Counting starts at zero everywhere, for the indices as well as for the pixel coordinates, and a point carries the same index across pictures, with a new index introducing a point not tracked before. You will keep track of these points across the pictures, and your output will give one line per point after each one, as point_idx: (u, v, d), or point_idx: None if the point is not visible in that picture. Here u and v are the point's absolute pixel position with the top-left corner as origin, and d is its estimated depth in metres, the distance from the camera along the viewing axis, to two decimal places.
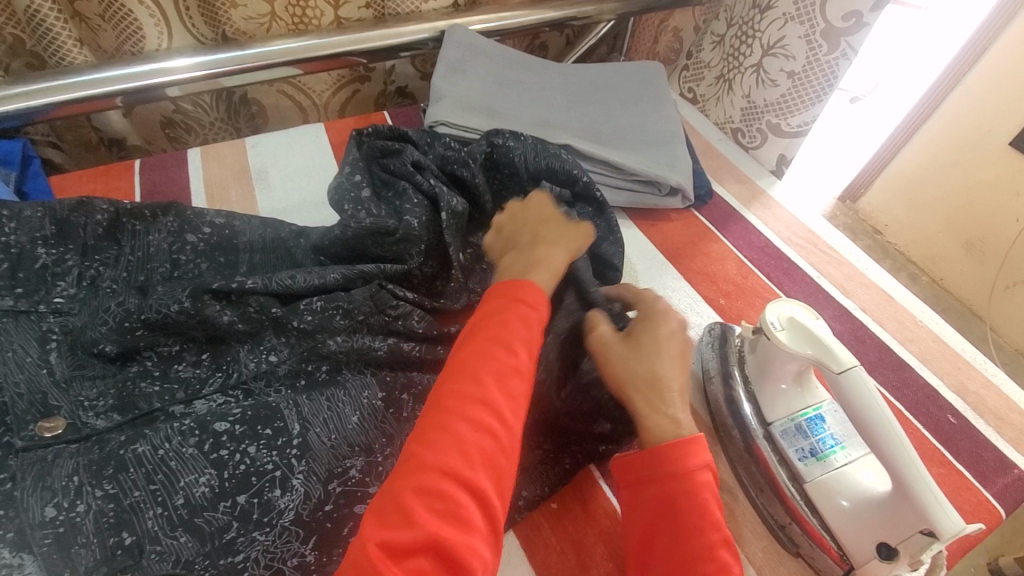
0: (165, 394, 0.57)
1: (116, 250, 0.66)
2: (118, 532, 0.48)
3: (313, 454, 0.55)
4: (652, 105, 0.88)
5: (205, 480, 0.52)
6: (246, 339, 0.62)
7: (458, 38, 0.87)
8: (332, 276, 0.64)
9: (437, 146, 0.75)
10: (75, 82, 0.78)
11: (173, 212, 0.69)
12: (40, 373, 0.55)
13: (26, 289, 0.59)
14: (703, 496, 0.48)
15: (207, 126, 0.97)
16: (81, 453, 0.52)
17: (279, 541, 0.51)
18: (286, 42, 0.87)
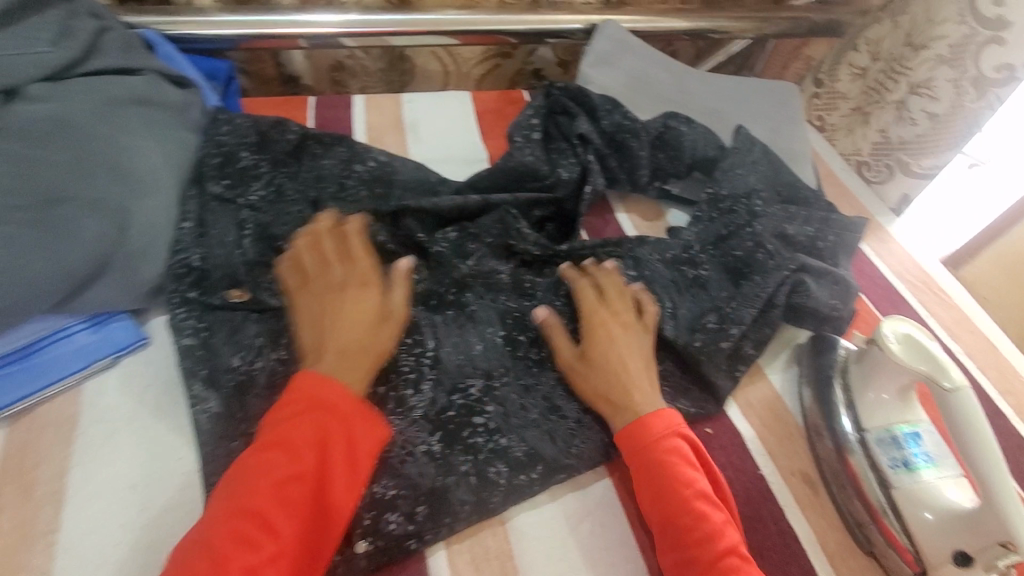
0: None
1: (297, 166, 0.75)
2: (283, 391, 0.58)
3: (444, 368, 0.61)
4: (784, 123, 0.91)
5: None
6: (394, 258, 0.70)
7: (611, 35, 0.91)
8: (473, 197, 0.72)
9: (614, 115, 0.81)
10: (279, 19, 0.90)
11: (347, 144, 0.78)
12: (236, 252, 0.65)
13: (231, 181, 0.70)
14: (672, 457, 0.54)
15: (370, 74, 1.08)
16: (260, 320, 0.62)
17: (410, 429, 0.58)
18: (455, 14, 0.96)
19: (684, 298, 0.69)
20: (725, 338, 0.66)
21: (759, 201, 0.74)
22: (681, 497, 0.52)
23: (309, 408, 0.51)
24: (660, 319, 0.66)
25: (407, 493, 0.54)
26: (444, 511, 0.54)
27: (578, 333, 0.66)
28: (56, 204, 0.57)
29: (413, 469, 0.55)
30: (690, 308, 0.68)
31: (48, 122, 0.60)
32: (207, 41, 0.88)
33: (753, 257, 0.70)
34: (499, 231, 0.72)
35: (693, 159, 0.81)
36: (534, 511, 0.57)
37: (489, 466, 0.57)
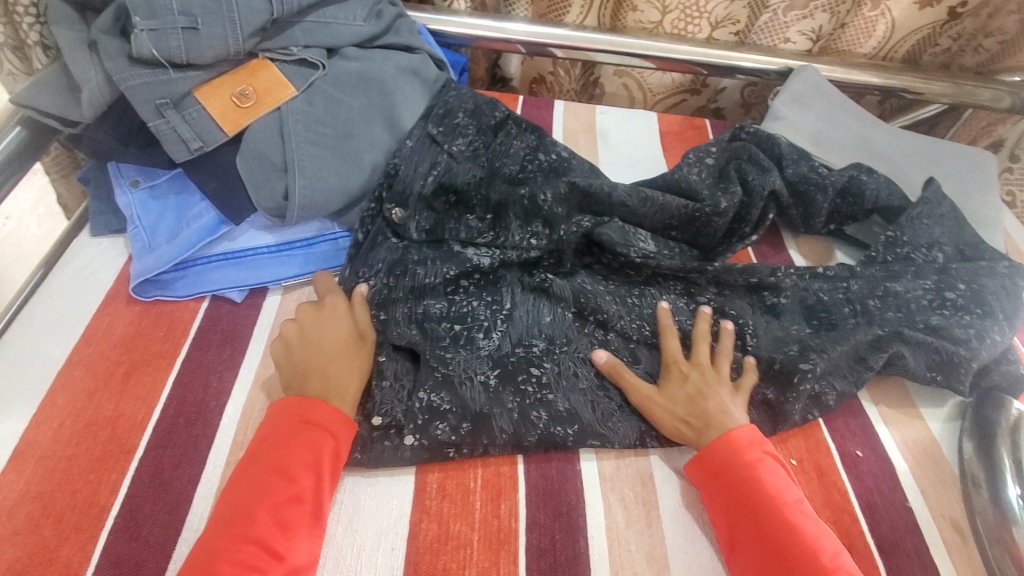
0: (456, 231, 0.76)
1: (494, 137, 0.88)
2: (378, 309, 0.68)
3: (514, 324, 0.70)
4: (976, 188, 0.90)
5: (439, 305, 0.70)
6: (518, 219, 0.77)
7: (807, 78, 0.97)
8: (620, 193, 0.78)
9: (800, 165, 0.83)
10: (509, 27, 1.06)
11: (538, 134, 0.90)
12: (416, 182, 0.77)
13: (443, 129, 0.82)
14: (761, 482, 0.57)
15: (564, 89, 1.21)
16: (389, 249, 0.73)
17: (474, 361, 0.66)
18: (661, 43, 1.06)
19: (759, 320, 0.74)
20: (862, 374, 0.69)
21: (940, 253, 0.76)
22: (786, 518, 0.54)
23: (320, 403, 0.58)
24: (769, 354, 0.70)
25: (456, 409, 0.61)
26: (484, 434, 0.61)
27: (646, 330, 0.72)
28: (349, 138, 0.76)
29: (467, 393, 0.63)
30: (789, 338, 0.73)
31: (355, 77, 0.79)
32: (451, 37, 1.06)
33: (880, 313, 0.74)
34: (621, 235, 0.78)
35: (874, 206, 0.82)
36: (674, 455, 0.65)
37: (530, 409, 0.63)
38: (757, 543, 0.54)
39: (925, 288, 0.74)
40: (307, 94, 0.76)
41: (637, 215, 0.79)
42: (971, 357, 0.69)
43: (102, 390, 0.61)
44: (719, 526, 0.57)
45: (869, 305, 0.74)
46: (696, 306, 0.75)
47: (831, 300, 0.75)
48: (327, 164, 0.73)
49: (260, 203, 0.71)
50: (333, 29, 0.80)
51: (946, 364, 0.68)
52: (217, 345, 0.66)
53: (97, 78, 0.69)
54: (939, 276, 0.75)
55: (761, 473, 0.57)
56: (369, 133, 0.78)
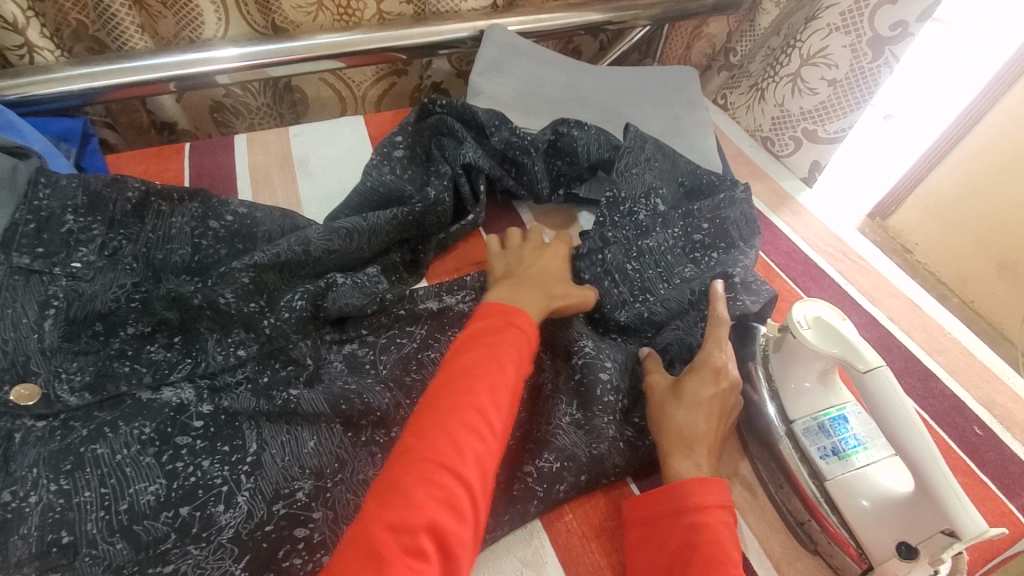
0: (133, 377, 0.57)
1: (139, 227, 0.68)
2: (57, 531, 0.47)
3: (263, 472, 0.52)
4: (683, 108, 0.89)
5: (153, 489, 0.50)
6: (217, 328, 0.60)
7: (498, 39, 0.88)
8: (315, 242, 0.63)
9: (502, 132, 0.74)
10: (134, 66, 0.82)
11: (199, 198, 0.71)
12: (31, 336, 0.55)
13: (47, 249, 0.61)
14: (714, 529, 0.49)
15: (254, 110, 1.01)
16: (42, 441, 0.52)
17: (216, 555, 0.48)
18: (331, 36, 0.90)
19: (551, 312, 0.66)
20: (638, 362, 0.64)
21: (659, 200, 0.72)
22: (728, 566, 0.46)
23: (509, 319, 0.55)
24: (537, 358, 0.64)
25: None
26: None
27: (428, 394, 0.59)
28: None
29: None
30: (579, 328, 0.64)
31: None
32: (55, 100, 0.80)
33: (641, 275, 0.67)
34: (357, 292, 0.63)
35: (591, 163, 0.75)
36: None
37: None
38: None
39: (675, 237, 0.70)
40: None
41: (347, 253, 0.65)
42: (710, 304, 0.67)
43: None
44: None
45: (629, 270, 0.67)
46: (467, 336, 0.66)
47: (594, 275, 0.68)
48: None
49: None
50: None
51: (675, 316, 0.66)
52: None
53: None
54: (685, 220, 0.71)
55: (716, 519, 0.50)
56: None
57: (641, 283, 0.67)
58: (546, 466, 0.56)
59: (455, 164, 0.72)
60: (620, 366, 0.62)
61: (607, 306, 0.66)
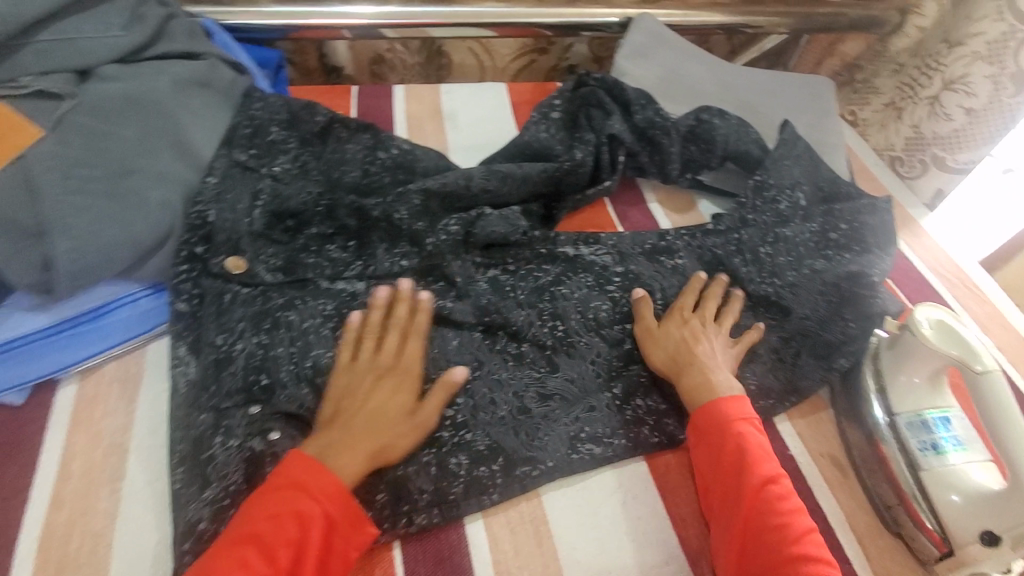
0: (318, 267, 0.67)
1: (322, 148, 0.77)
2: (258, 373, 0.59)
3: (419, 358, 0.63)
4: (816, 116, 0.91)
5: (331, 354, 0.62)
6: (386, 239, 0.70)
7: (646, 27, 0.94)
8: (477, 179, 0.72)
9: (647, 110, 0.79)
10: (325, 11, 0.93)
11: (372, 131, 0.80)
12: (243, 219, 0.67)
13: (258, 152, 0.72)
14: (737, 429, 0.58)
15: (408, 67, 1.11)
16: (246, 302, 0.63)
17: None
18: (493, 7, 0.99)
19: (671, 283, 0.73)
20: (753, 341, 0.70)
21: (802, 194, 0.77)
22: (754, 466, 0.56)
23: (308, 467, 0.51)
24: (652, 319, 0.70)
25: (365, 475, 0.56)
26: (399, 497, 0.55)
27: (559, 329, 0.68)
28: (128, 176, 0.62)
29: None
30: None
31: (119, 101, 0.64)
32: (259, 31, 0.92)
33: (772, 258, 0.74)
34: (504, 224, 0.72)
35: (726, 152, 0.80)
36: (568, 489, 0.59)
37: (449, 457, 0.58)
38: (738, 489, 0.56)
39: (811, 231, 0.75)
40: (58, 132, 0.60)
41: (501, 195, 0.74)
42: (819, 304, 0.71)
43: None
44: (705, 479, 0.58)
45: (761, 254, 0.74)
46: (607, 288, 0.72)
47: (725, 253, 0.75)
48: (103, 215, 0.59)
49: (16, 279, 0.56)
50: (77, 45, 0.65)
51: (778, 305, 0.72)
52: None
53: None
54: (824, 217, 0.76)
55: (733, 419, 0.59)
56: (152, 164, 0.64)
57: (767, 267, 0.74)
58: (649, 404, 0.65)
59: (599, 133, 0.78)
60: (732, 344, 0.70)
61: (738, 279, 0.73)
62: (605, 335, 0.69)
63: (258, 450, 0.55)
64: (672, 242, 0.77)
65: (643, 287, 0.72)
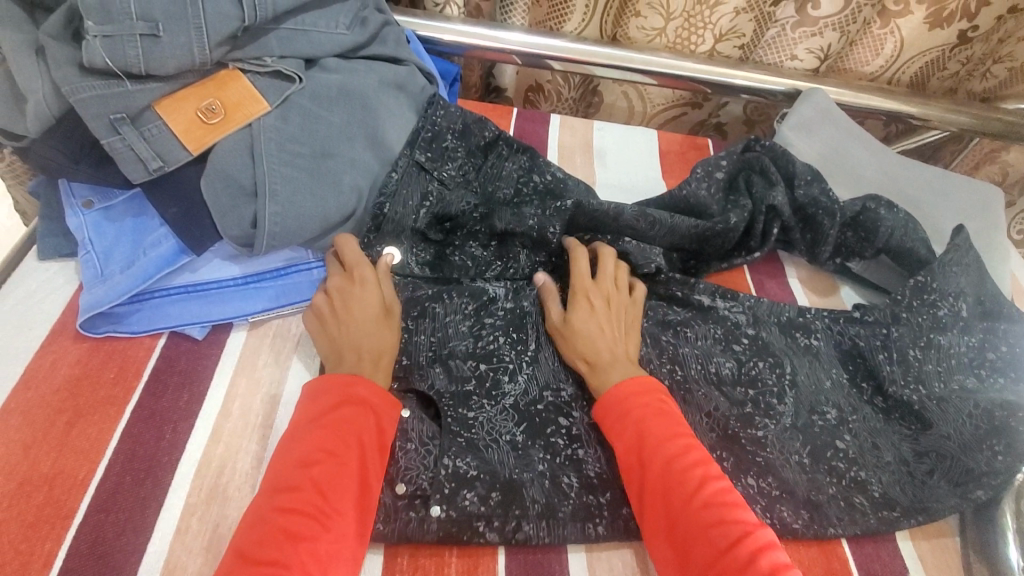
0: (463, 266, 0.73)
1: (482, 161, 0.82)
2: (399, 352, 0.65)
3: (540, 366, 0.66)
4: (985, 225, 0.87)
5: (463, 344, 0.66)
6: (529, 245, 0.74)
7: (817, 102, 0.93)
8: (629, 212, 0.74)
9: (812, 188, 0.78)
10: (506, 35, 0.99)
11: (530, 153, 0.83)
12: (410, 215, 0.72)
13: (432, 155, 0.77)
14: (644, 410, 0.58)
15: (562, 100, 1.15)
16: (399, 287, 0.69)
17: (499, 417, 0.62)
18: (663, 57, 1.01)
19: (802, 362, 0.73)
20: (883, 447, 0.67)
21: (965, 305, 0.73)
22: (687, 462, 0.54)
23: (361, 380, 0.58)
24: (778, 392, 0.69)
25: (486, 476, 0.58)
26: (515, 504, 0.57)
27: (678, 373, 0.70)
28: (329, 158, 0.69)
29: (495, 457, 0.59)
30: (828, 395, 0.70)
31: (334, 91, 0.73)
32: (443, 45, 1.00)
33: (920, 364, 0.71)
34: (639, 256, 0.75)
35: (885, 246, 0.77)
36: None
37: (563, 474, 0.59)
38: (666, 477, 0.54)
39: (967, 344, 0.73)
40: (282, 110, 0.69)
41: (646, 236, 0.76)
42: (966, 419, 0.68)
43: (41, 441, 0.56)
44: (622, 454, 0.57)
45: (909, 356, 0.72)
46: (737, 349, 0.73)
47: (868, 345, 0.73)
48: (304, 188, 0.67)
49: (225, 230, 0.65)
50: (311, 38, 0.73)
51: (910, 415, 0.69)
52: (173, 389, 0.61)
53: (44, 89, 0.62)
54: (983, 334, 0.73)
55: (652, 409, 0.58)
56: (349, 152, 0.71)
57: (909, 372, 0.71)
58: (762, 485, 0.63)
59: (760, 203, 0.77)
60: (861, 444, 0.67)
61: (879, 378, 0.71)
62: (729, 394, 0.69)
63: None
64: (811, 321, 0.76)
65: (772, 356, 0.72)
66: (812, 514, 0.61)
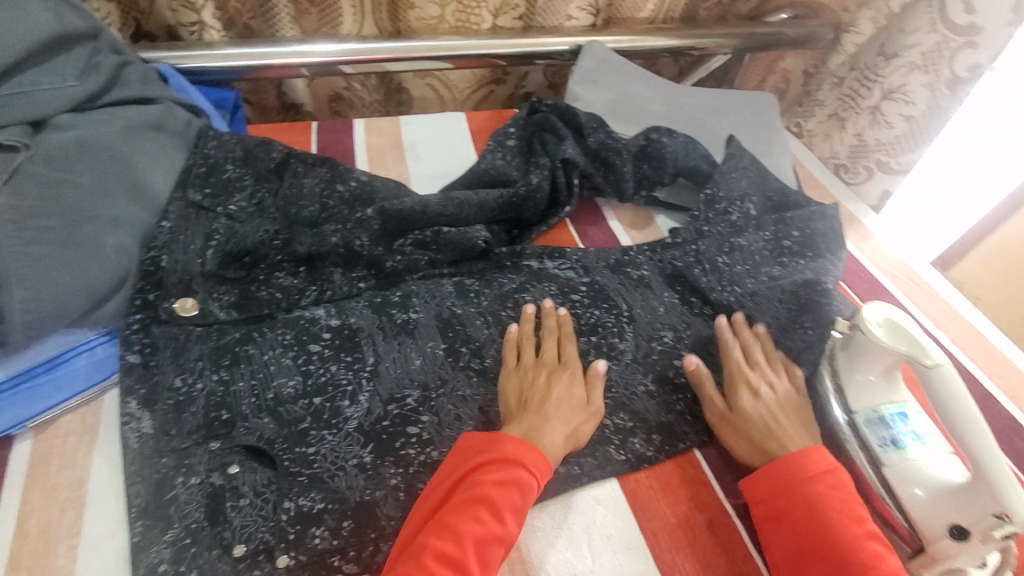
0: (273, 301, 0.68)
1: (278, 182, 0.78)
2: (218, 409, 0.59)
3: (380, 379, 0.64)
4: (761, 130, 0.96)
5: (292, 383, 0.62)
6: (340, 263, 0.71)
7: (596, 53, 0.97)
8: (433, 201, 0.74)
9: (598, 133, 0.83)
10: (281, 49, 0.94)
11: (328, 164, 0.80)
12: (196, 261, 0.67)
13: (213, 191, 0.73)
14: (813, 489, 0.57)
15: (366, 104, 1.13)
16: (202, 339, 0.64)
17: (343, 444, 0.59)
18: (448, 41, 1.01)
19: (635, 296, 0.76)
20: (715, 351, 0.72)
21: (752, 204, 0.80)
22: (819, 522, 0.55)
23: (501, 437, 0.56)
24: (617, 332, 0.72)
25: (334, 507, 0.55)
26: (369, 527, 0.55)
27: None
28: (83, 222, 0.62)
29: (342, 484, 0.56)
30: (663, 319, 0.74)
31: (72, 148, 0.64)
32: (216, 73, 0.93)
33: (730, 268, 0.77)
34: (462, 240, 0.75)
35: (676, 168, 0.84)
36: (545, 514, 0.59)
37: (416, 480, 0.58)
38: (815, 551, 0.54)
39: (766, 239, 0.78)
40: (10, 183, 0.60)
41: (460, 220, 0.76)
42: (777, 308, 0.74)
43: None
44: (781, 551, 0.56)
45: (719, 263, 0.77)
46: (575, 305, 0.74)
47: (685, 264, 0.78)
48: (54, 261, 0.59)
49: None
50: (32, 96, 0.65)
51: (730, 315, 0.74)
52: None
53: None
54: (777, 225, 0.79)
55: (823, 487, 0.57)
56: (108, 210, 0.64)
57: (724, 276, 0.76)
58: (616, 423, 0.65)
59: (556, 162, 0.81)
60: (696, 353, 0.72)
61: (699, 290, 0.76)
62: None
63: (217, 485, 0.55)
64: (636, 259, 0.80)
65: (607, 300, 0.75)
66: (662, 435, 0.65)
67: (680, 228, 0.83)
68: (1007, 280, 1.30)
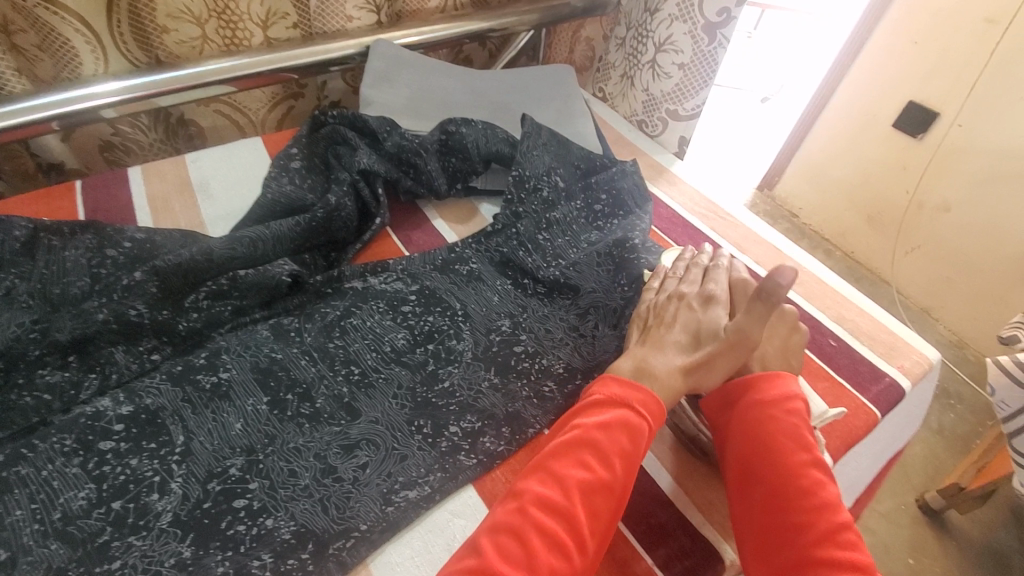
0: (41, 407, 0.58)
1: (31, 263, 0.66)
2: None
3: (194, 458, 0.57)
4: (561, 101, 0.98)
5: (85, 494, 0.53)
6: (120, 340, 0.63)
7: (384, 52, 0.92)
8: (218, 243, 0.68)
9: (393, 136, 0.82)
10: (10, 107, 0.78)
11: (93, 229, 0.70)
12: None
13: None
14: (773, 413, 0.57)
15: (146, 147, 1.01)
16: None
17: (160, 542, 0.51)
18: (218, 62, 0.91)
19: (467, 293, 0.74)
20: (553, 327, 0.72)
21: (558, 177, 0.82)
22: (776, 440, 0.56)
23: (636, 386, 0.57)
24: (453, 333, 0.70)
25: None
26: None
27: (355, 372, 0.66)
28: None
29: None
30: (498, 308, 0.73)
31: None
32: None
33: (551, 243, 0.78)
34: (264, 280, 0.69)
35: (481, 156, 0.84)
36: (401, 546, 0.55)
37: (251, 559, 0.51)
38: (767, 467, 0.55)
39: (578, 208, 0.82)
40: None
41: (256, 258, 0.71)
42: (600, 271, 0.76)
43: None
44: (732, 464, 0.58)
45: (540, 241, 0.78)
46: (407, 317, 0.71)
47: (510, 248, 0.78)
48: None
49: None
50: None
51: (558, 289, 0.75)
52: None
53: None
54: (585, 193, 0.83)
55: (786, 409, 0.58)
56: None
57: (547, 250, 0.78)
58: (464, 427, 0.63)
59: (353, 173, 0.78)
60: (536, 334, 0.71)
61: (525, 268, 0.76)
62: (408, 362, 0.67)
63: None
64: (462, 253, 0.79)
65: (440, 303, 0.73)
66: (510, 426, 0.63)
67: (499, 214, 0.82)
68: (814, 189, 1.97)
